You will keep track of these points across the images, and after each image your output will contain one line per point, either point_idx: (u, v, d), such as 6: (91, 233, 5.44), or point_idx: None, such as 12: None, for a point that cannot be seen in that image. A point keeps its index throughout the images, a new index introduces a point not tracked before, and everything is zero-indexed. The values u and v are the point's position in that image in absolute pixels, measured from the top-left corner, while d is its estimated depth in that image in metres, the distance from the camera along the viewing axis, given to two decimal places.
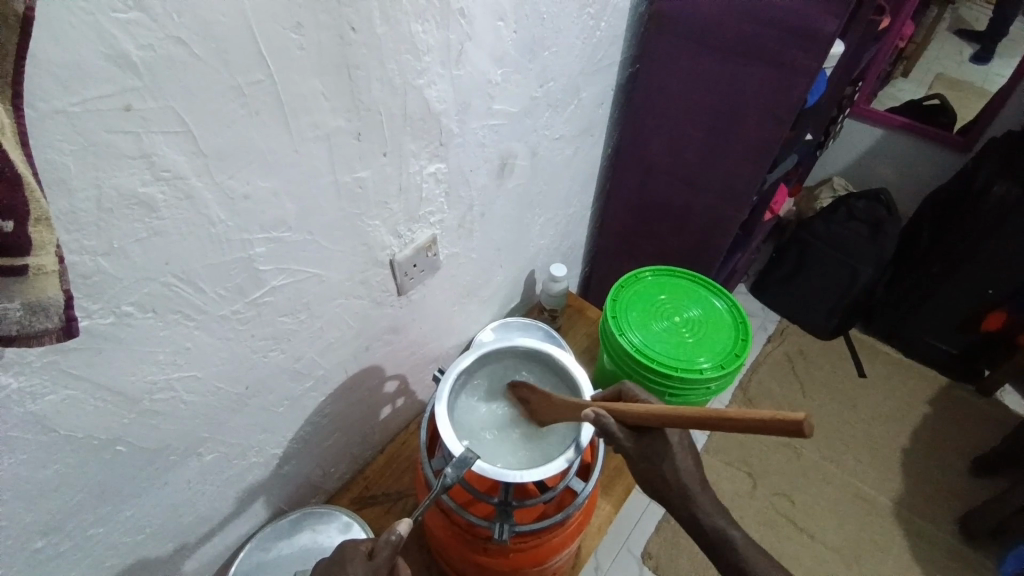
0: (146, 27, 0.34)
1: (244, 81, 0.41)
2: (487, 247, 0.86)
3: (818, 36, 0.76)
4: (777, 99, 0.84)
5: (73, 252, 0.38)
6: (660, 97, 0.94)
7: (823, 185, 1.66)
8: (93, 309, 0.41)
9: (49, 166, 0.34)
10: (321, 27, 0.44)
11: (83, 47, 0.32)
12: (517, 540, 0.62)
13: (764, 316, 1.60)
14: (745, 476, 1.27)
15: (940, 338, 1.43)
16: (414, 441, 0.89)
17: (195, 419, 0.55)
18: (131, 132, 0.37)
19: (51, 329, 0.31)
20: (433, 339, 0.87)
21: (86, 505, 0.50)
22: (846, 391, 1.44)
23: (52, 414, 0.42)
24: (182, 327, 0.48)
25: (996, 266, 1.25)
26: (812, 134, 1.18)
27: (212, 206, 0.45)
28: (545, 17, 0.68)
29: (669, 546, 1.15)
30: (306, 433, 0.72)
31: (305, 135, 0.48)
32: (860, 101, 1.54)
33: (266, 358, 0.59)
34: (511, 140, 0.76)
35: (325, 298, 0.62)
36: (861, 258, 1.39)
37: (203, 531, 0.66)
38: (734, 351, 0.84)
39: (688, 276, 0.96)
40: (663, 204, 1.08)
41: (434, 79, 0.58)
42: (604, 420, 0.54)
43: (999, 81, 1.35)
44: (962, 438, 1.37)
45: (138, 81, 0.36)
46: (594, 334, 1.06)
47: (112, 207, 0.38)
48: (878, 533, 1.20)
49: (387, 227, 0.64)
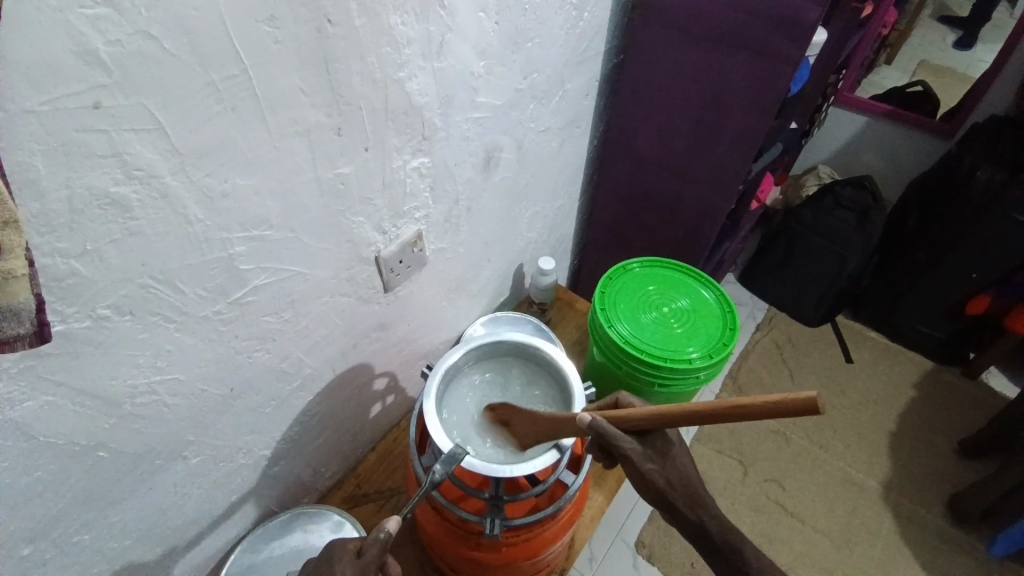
0: (115, 22, 0.33)
1: (218, 76, 0.41)
2: (475, 242, 0.85)
3: (801, 23, 0.76)
4: (762, 88, 0.84)
5: (45, 254, 0.37)
6: (646, 87, 0.94)
7: (808, 173, 1.66)
8: (69, 313, 0.40)
9: (19, 167, 0.33)
10: (299, 22, 0.43)
11: (48, 43, 0.31)
12: (509, 534, 0.62)
13: (753, 305, 1.61)
14: (736, 464, 1.28)
15: (927, 323, 1.44)
16: (404, 438, 0.89)
17: (180, 422, 0.54)
18: (101, 131, 0.36)
19: (23, 333, 0.31)
20: (422, 335, 0.86)
21: (69, 512, 0.49)
22: (834, 376, 1.45)
23: (31, 421, 0.42)
24: (162, 329, 0.48)
25: (984, 250, 1.25)
26: (797, 123, 1.18)
27: (190, 205, 0.44)
28: (528, 8, 0.67)
29: (661, 535, 1.16)
30: (295, 431, 0.71)
31: (285, 131, 0.48)
32: (844, 89, 1.55)
33: (252, 358, 0.58)
34: (495, 132, 0.75)
35: (310, 296, 0.61)
36: (848, 245, 1.40)
37: (192, 534, 0.65)
38: (723, 341, 0.85)
39: (676, 268, 0.96)
40: (651, 195, 1.08)
41: (415, 72, 0.57)
42: (598, 424, 0.53)
43: (982, 67, 1.36)
44: (949, 421, 1.39)
45: (107, 77, 0.35)
46: (584, 327, 1.07)
47: (84, 207, 0.37)
48: (867, 516, 1.22)
49: (371, 224, 0.63)
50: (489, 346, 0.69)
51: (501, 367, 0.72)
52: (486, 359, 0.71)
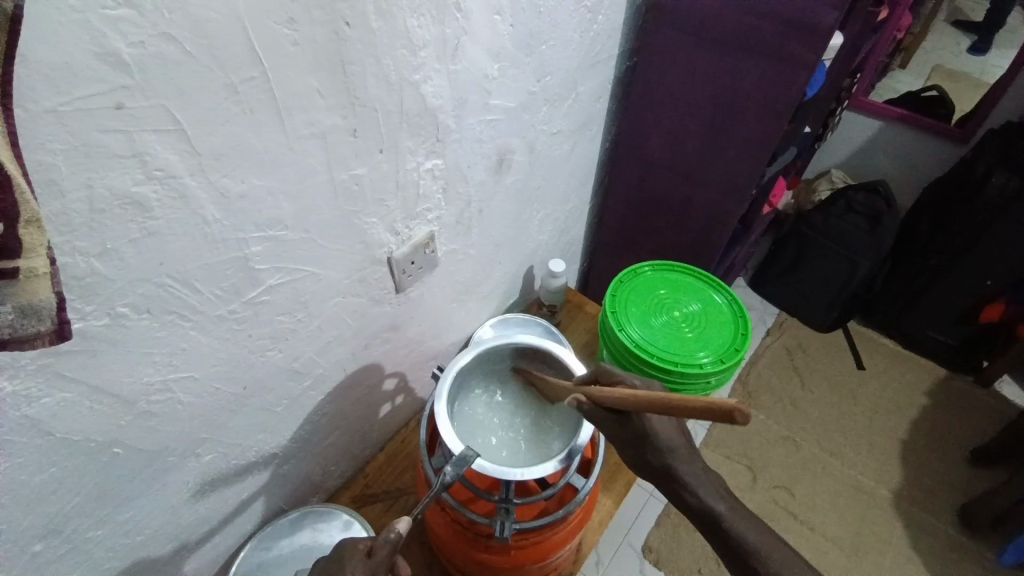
0: (137, 24, 0.34)
1: (237, 78, 0.41)
2: (486, 244, 0.85)
3: (816, 27, 0.76)
4: (775, 93, 0.84)
5: (65, 253, 0.37)
6: (659, 90, 0.93)
7: (821, 178, 1.65)
8: (87, 310, 0.41)
9: (40, 167, 0.34)
10: (316, 23, 0.43)
11: (73, 44, 0.32)
12: (518, 537, 0.62)
13: (762, 309, 1.60)
14: (745, 469, 1.27)
15: (939, 330, 1.43)
16: (413, 438, 0.89)
17: (193, 420, 0.55)
18: (121, 131, 0.36)
19: (43, 332, 0.31)
20: (433, 336, 0.86)
21: (83, 508, 0.49)
22: (845, 383, 1.44)
23: (48, 417, 0.42)
24: (178, 328, 0.48)
25: (1001, 257, 1.24)
26: (811, 127, 1.17)
27: (207, 206, 0.44)
28: (541, 10, 0.67)
29: (669, 540, 1.16)
30: (306, 431, 0.71)
31: (301, 132, 0.48)
32: (858, 93, 1.54)
33: (264, 358, 0.59)
34: (508, 135, 0.75)
35: (323, 297, 0.61)
36: (859, 250, 1.40)
37: (203, 532, 0.66)
38: (734, 346, 0.84)
39: (687, 272, 0.95)
40: (663, 198, 1.07)
41: (430, 74, 0.57)
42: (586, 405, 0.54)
43: (997, 71, 1.36)
44: (961, 429, 1.37)
45: (129, 78, 0.35)
46: (593, 330, 1.06)
47: (104, 207, 0.38)
48: (877, 523, 1.21)
49: (384, 225, 0.63)
50: (501, 348, 0.69)
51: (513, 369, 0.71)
52: (498, 360, 0.71)
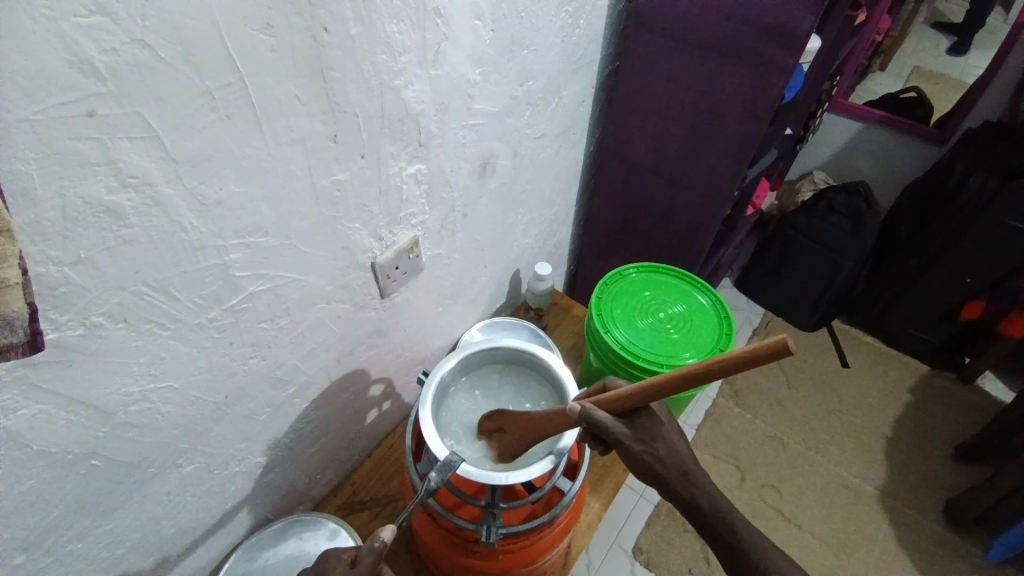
0: (111, 32, 0.34)
1: (213, 85, 0.41)
2: (471, 248, 0.85)
3: (794, 32, 0.77)
4: (754, 96, 0.85)
5: (38, 263, 0.37)
6: (642, 94, 0.94)
7: (803, 179, 1.67)
8: (62, 321, 0.40)
9: (12, 176, 0.33)
10: (294, 29, 0.43)
11: (44, 50, 0.31)
12: (505, 542, 0.62)
13: (748, 309, 1.61)
14: (733, 470, 1.28)
15: (921, 328, 1.45)
16: (400, 444, 0.88)
17: (174, 430, 0.54)
18: (95, 139, 0.36)
19: (16, 343, 0.31)
20: (419, 341, 0.86)
21: (62, 522, 0.49)
22: (831, 382, 1.45)
23: (25, 429, 0.41)
24: (156, 337, 0.47)
25: (978, 257, 1.26)
26: (792, 130, 1.19)
27: (184, 213, 0.44)
28: (523, 15, 0.68)
29: (659, 541, 1.16)
30: (291, 439, 0.71)
31: (280, 138, 0.47)
32: (838, 96, 1.56)
33: (247, 366, 0.58)
34: (493, 139, 0.76)
35: (306, 302, 0.61)
36: (842, 251, 1.41)
37: (186, 543, 0.65)
38: (718, 347, 0.85)
39: (672, 273, 0.96)
40: (647, 201, 1.08)
41: (412, 80, 0.57)
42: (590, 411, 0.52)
43: (976, 72, 1.37)
44: (945, 425, 1.39)
45: (101, 86, 0.35)
46: (580, 333, 1.07)
47: (78, 216, 0.37)
48: (863, 521, 1.22)
49: (368, 231, 0.63)
50: (484, 353, 0.69)
51: (499, 374, 0.71)
52: (483, 365, 0.71)
